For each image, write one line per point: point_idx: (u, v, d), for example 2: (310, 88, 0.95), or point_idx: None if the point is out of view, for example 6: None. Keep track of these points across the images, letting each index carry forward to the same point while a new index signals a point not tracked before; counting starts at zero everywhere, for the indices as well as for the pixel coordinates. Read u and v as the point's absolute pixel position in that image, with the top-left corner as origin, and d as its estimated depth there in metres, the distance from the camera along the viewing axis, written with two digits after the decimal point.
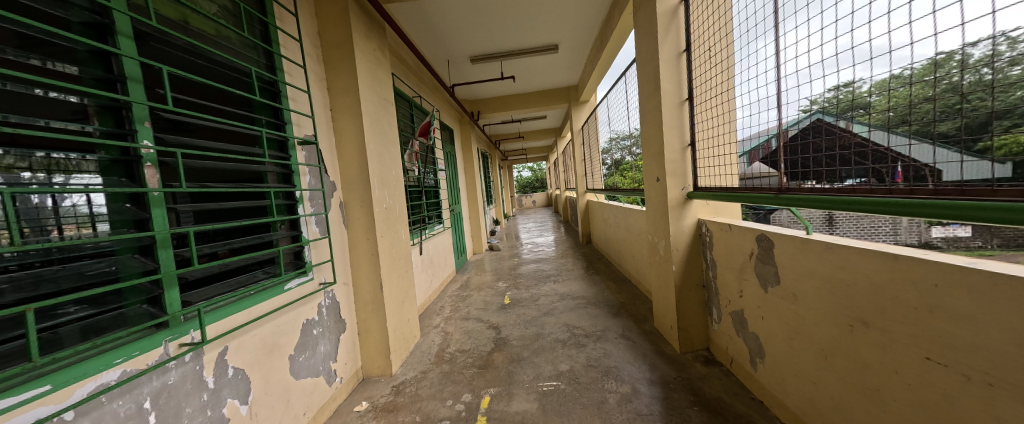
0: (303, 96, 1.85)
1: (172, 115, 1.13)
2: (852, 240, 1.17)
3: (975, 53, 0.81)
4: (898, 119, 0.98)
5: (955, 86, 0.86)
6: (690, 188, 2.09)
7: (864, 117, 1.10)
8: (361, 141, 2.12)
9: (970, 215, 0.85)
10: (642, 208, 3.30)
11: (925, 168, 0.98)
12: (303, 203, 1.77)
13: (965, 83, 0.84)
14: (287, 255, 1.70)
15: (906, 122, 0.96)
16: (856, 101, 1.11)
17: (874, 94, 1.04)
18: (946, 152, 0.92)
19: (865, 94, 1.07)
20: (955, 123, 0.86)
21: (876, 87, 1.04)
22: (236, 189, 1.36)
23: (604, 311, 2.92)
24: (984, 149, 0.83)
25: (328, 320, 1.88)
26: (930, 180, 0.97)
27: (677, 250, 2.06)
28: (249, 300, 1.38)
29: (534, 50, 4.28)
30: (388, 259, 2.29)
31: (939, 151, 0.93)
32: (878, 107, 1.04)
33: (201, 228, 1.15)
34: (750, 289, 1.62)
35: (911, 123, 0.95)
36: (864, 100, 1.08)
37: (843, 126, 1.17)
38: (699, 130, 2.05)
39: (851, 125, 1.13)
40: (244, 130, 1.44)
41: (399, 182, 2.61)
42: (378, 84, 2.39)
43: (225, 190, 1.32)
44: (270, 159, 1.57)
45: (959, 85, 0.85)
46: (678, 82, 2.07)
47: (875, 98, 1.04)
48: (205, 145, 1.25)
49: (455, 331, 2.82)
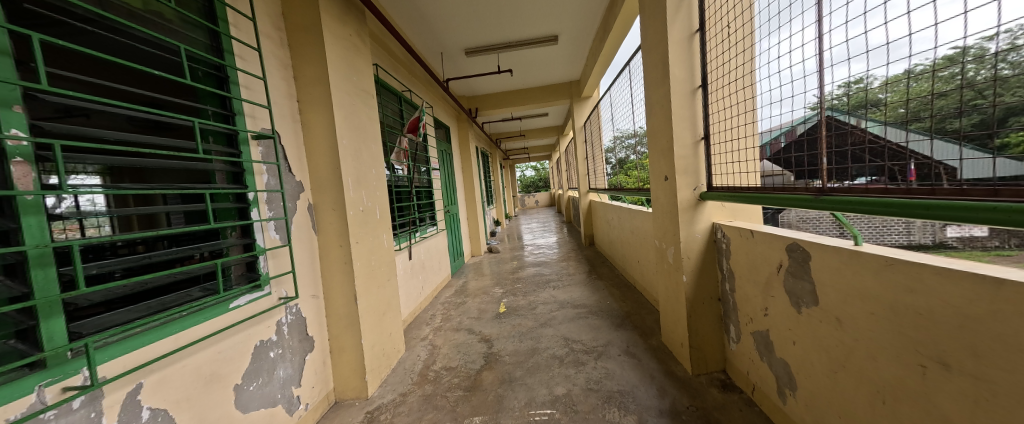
0: (258, 83, 1.62)
1: (52, 98, 0.89)
2: (917, 255, 0.92)
3: (992, 48, 0.72)
4: (910, 116, 0.89)
5: (970, 82, 0.76)
6: (703, 187, 1.82)
7: (879, 115, 0.98)
8: (331, 136, 1.89)
9: (985, 217, 0.76)
10: (648, 209, 3.04)
11: (933, 165, 0.89)
12: (257, 206, 1.54)
13: (980, 79, 0.75)
14: (236, 267, 1.48)
15: (917, 118, 0.87)
16: (866, 97, 1.01)
17: (883, 91, 0.95)
18: (954, 149, 0.81)
19: (876, 91, 0.97)
20: (967, 120, 0.77)
21: (887, 84, 0.94)
22: (159, 191, 1.13)
23: (606, 323, 2.66)
24: (1001, 146, 0.73)
25: (289, 339, 1.65)
26: (944, 179, 0.87)
27: (689, 259, 1.81)
28: (177, 324, 1.16)
29: (533, 41, 4.02)
30: (365, 268, 2.06)
31: (936, 144, 0.85)
32: (888, 104, 0.94)
33: (101, 239, 0.94)
34: (776, 308, 1.36)
35: (926, 120, 0.85)
36: (875, 97, 0.98)
37: (853, 123, 1.07)
38: (716, 121, 1.77)
39: (862, 122, 1.04)
40: (172, 119, 1.21)
41: (380, 182, 2.38)
42: (355, 74, 2.16)
43: (145, 191, 1.09)
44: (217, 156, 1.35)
45: (974, 80, 0.76)
46: (691, 67, 1.79)
47: (887, 95, 0.94)
48: (115, 137, 1.02)
49: (444, 345, 2.58)
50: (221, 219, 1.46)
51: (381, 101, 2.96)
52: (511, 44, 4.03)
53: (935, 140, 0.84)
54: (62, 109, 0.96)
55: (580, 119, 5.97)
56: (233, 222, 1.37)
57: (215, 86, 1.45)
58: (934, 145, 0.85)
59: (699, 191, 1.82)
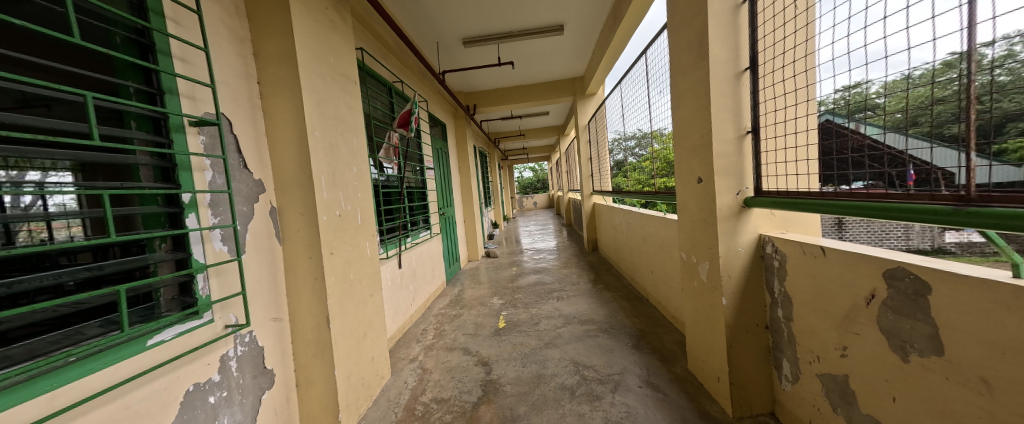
0: (199, 56, 1.29)
1: None
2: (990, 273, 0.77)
3: (989, 54, 0.76)
4: (907, 121, 0.93)
5: (967, 87, 0.81)
6: (750, 190, 1.50)
7: (868, 118, 1.04)
8: (300, 126, 1.57)
9: (964, 220, 0.81)
10: (665, 214, 2.73)
11: (933, 170, 0.90)
12: (195, 210, 1.21)
13: (977, 84, 0.78)
14: (166, 289, 1.17)
15: (915, 123, 0.91)
16: (860, 102, 1.06)
17: (881, 95, 0.99)
18: (948, 153, 0.86)
19: (874, 95, 1.01)
20: (967, 125, 0.81)
21: (885, 88, 0.98)
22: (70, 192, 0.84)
23: (620, 343, 2.35)
24: (998, 152, 0.77)
25: (238, 376, 1.32)
26: (941, 184, 0.89)
27: (729, 278, 1.50)
28: (57, 376, 0.85)
29: (537, 31, 3.71)
30: (341, 284, 1.72)
31: (936, 150, 0.88)
32: (885, 109, 0.98)
33: (69, 244, 0.86)
34: (861, 350, 1.05)
35: (923, 124, 0.89)
36: (872, 101, 1.02)
37: (851, 127, 1.11)
38: (764, 112, 1.46)
39: (861, 126, 1.07)
40: (66, 96, 0.91)
41: (362, 182, 2.05)
42: (331, 54, 1.84)
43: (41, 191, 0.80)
44: (142, 147, 1.05)
45: (971, 86, 0.79)
46: (735, 46, 1.47)
47: (884, 99, 0.98)
48: None
49: (435, 368, 2.25)
50: (149, 227, 1.14)
51: (367, 92, 2.64)
52: (513, 34, 3.71)
53: (934, 147, 0.88)
54: (23, 101, 0.90)
55: (584, 118, 5.67)
56: (160, 233, 1.05)
57: (138, 56, 1.13)
58: (934, 152, 0.89)
59: (743, 196, 1.50)
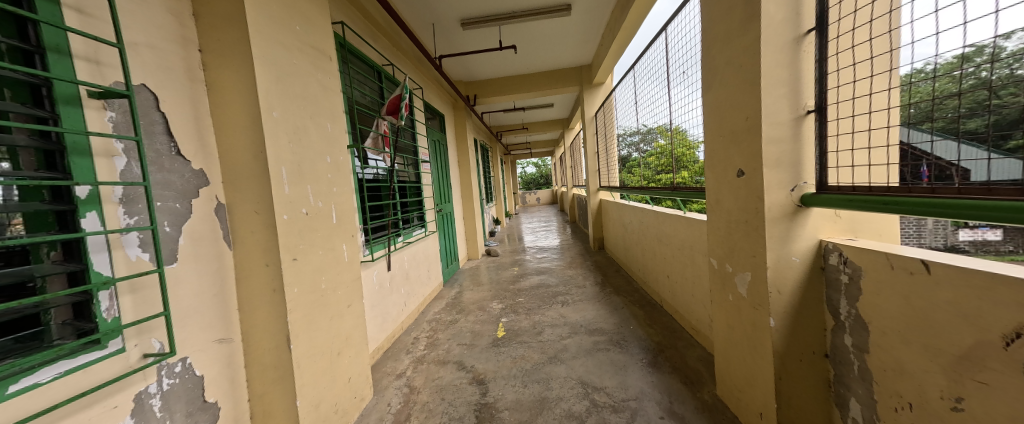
0: (105, 8, 0.99)
1: None
2: None
3: (1009, 47, 0.72)
4: (921, 116, 0.91)
5: (984, 81, 0.77)
6: (813, 184, 1.20)
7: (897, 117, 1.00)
8: (254, 105, 1.28)
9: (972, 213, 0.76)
10: (686, 213, 2.42)
11: (948, 167, 0.86)
12: (98, 206, 0.93)
13: (996, 78, 0.76)
14: (54, 310, 0.88)
15: (930, 118, 0.88)
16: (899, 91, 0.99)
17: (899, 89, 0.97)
18: (971, 150, 0.80)
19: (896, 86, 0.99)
20: (985, 120, 0.76)
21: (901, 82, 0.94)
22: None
23: (633, 359, 2.07)
24: (1016, 147, 0.74)
25: (165, 417, 1.05)
26: (956, 180, 0.84)
27: (779, 295, 1.21)
28: None
29: (542, 11, 3.37)
30: (308, 296, 1.45)
31: (961, 147, 0.82)
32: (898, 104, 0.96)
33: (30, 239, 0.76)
34: (994, 406, 0.77)
35: (935, 120, 0.87)
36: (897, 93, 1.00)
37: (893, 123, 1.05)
38: (831, 87, 1.16)
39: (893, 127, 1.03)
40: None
41: (338, 174, 1.76)
42: (299, 21, 1.54)
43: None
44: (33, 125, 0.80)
45: (990, 80, 0.76)
46: (797, 1, 1.16)
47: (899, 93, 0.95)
48: None
49: (424, 387, 1.98)
50: (29, 229, 0.84)
51: (350, 75, 2.36)
52: (516, 14, 3.38)
53: (958, 142, 0.82)
54: None
55: (591, 109, 5.35)
56: (49, 238, 0.78)
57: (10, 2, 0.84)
58: (959, 148, 0.83)
59: (799, 192, 1.20)
